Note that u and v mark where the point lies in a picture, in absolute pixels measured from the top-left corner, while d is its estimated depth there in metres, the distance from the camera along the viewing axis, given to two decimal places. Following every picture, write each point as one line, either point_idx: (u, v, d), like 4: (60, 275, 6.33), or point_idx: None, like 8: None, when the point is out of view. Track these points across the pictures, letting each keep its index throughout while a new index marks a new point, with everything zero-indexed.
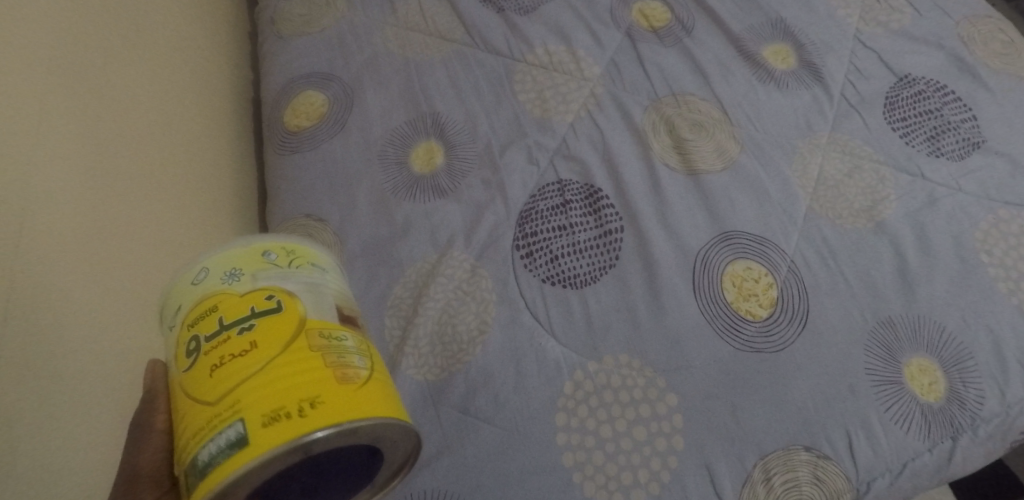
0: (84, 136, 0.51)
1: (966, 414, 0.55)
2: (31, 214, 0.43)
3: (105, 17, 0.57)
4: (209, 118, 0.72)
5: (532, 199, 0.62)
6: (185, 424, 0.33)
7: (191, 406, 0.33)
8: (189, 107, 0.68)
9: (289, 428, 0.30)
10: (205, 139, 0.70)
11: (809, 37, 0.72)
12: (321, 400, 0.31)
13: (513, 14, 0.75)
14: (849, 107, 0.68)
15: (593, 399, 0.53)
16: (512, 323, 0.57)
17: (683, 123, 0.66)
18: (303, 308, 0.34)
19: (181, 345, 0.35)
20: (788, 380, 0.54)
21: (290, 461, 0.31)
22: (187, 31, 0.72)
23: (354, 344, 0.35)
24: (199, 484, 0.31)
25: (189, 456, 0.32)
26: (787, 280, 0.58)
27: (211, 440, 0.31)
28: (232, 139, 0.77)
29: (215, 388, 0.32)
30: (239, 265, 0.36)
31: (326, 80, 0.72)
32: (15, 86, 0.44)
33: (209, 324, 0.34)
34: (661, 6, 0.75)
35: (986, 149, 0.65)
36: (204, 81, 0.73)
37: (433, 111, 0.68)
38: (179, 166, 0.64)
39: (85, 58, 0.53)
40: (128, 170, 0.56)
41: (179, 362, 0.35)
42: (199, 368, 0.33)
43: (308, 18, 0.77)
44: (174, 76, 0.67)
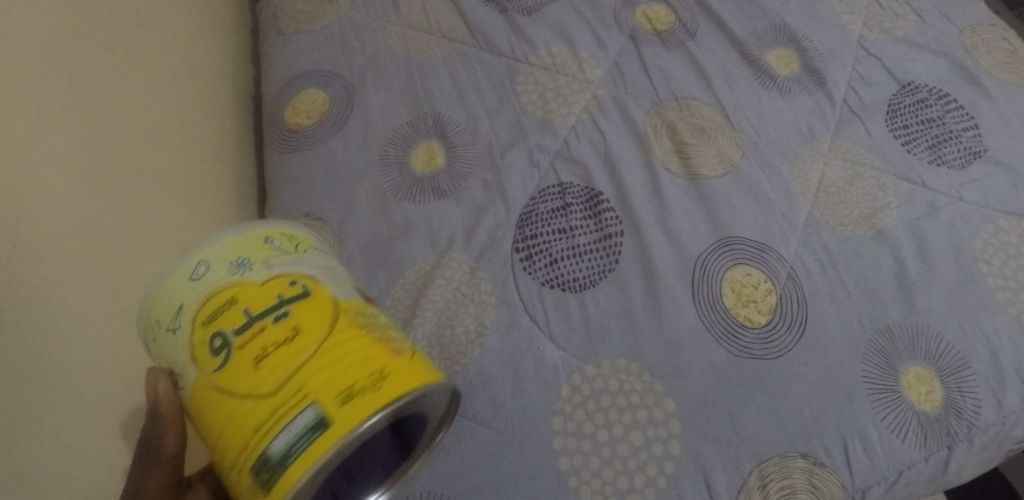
0: (89, 143, 0.51)
1: (962, 424, 0.55)
2: (37, 216, 0.44)
3: (109, 19, 0.57)
4: (211, 119, 0.72)
5: (532, 201, 0.62)
6: (236, 420, 0.36)
7: (240, 401, 0.36)
8: (191, 109, 0.68)
9: (365, 403, 0.35)
10: (208, 141, 0.70)
11: (812, 42, 0.72)
12: (384, 373, 0.36)
13: (516, 14, 0.74)
14: (851, 114, 0.68)
15: (590, 403, 0.53)
16: (510, 326, 0.57)
17: (685, 127, 0.66)
18: (331, 291, 0.39)
19: (202, 342, 0.37)
20: (785, 388, 0.54)
21: (363, 435, 0.36)
22: (186, 28, 0.71)
23: (381, 318, 0.40)
24: (281, 474, 0.34)
25: (257, 449, 0.35)
26: (786, 287, 0.58)
27: (286, 429, 0.35)
28: (234, 138, 0.77)
29: (271, 378, 0.35)
30: (247, 255, 0.39)
31: (328, 78, 0.72)
32: (25, 89, 0.45)
33: (237, 317, 0.37)
34: (665, 9, 0.75)
35: (987, 158, 0.65)
36: (204, 80, 0.73)
37: (435, 111, 0.68)
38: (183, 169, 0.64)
39: (84, 62, 0.52)
40: (135, 170, 0.56)
41: (207, 360, 0.37)
42: (238, 361, 0.36)
43: (310, 15, 0.77)
44: (174, 77, 0.66)
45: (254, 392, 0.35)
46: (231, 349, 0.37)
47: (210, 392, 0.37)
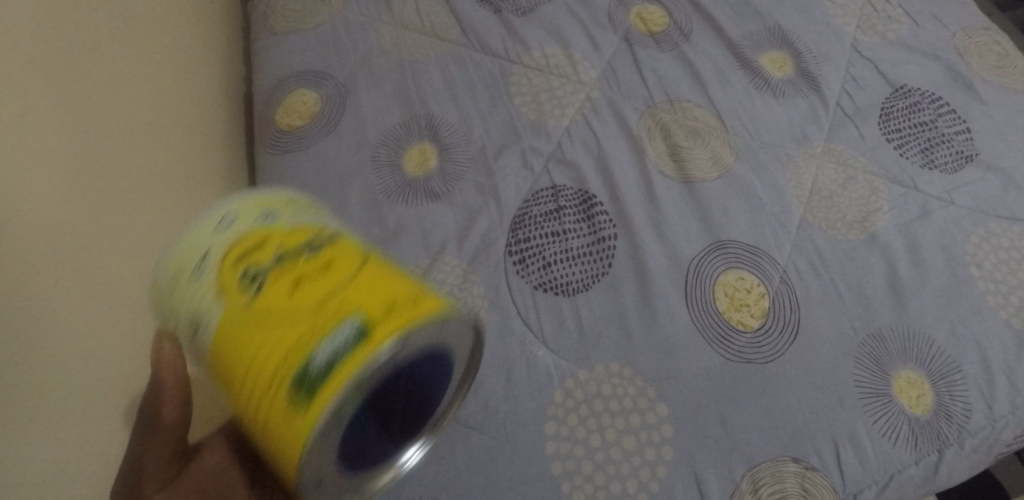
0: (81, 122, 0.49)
1: (953, 427, 0.55)
2: (36, 200, 0.42)
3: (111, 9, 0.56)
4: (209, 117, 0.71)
5: (525, 204, 0.62)
6: (271, 342, 0.34)
7: (276, 321, 0.35)
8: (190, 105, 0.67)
9: (409, 312, 0.35)
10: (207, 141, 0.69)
11: (806, 45, 0.72)
12: (422, 293, 0.36)
13: (510, 15, 0.74)
14: (844, 117, 0.68)
15: (583, 407, 0.53)
16: (503, 330, 0.57)
17: (679, 129, 0.66)
18: (357, 235, 0.40)
19: (230, 280, 0.37)
20: (777, 392, 0.54)
21: (406, 349, 0.35)
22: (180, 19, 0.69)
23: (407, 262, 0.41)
24: (327, 383, 0.33)
25: (297, 365, 0.34)
26: (778, 291, 0.58)
27: (328, 339, 0.33)
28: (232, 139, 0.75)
29: (307, 297, 0.35)
30: (272, 208, 0.40)
31: (320, 78, 0.71)
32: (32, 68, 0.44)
33: (269, 252, 0.37)
34: (659, 10, 0.75)
35: (979, 162, 0.65)
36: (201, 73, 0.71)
37: (428, 113, 0.68)
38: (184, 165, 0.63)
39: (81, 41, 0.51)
40: (135, 164, 0.55)
41: (236, 294, 0.36)
42: (271, 287, 0.35)
43: (303, 13, 0.76)
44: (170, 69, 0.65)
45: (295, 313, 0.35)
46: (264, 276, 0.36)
47: (240, 319, 0.35)
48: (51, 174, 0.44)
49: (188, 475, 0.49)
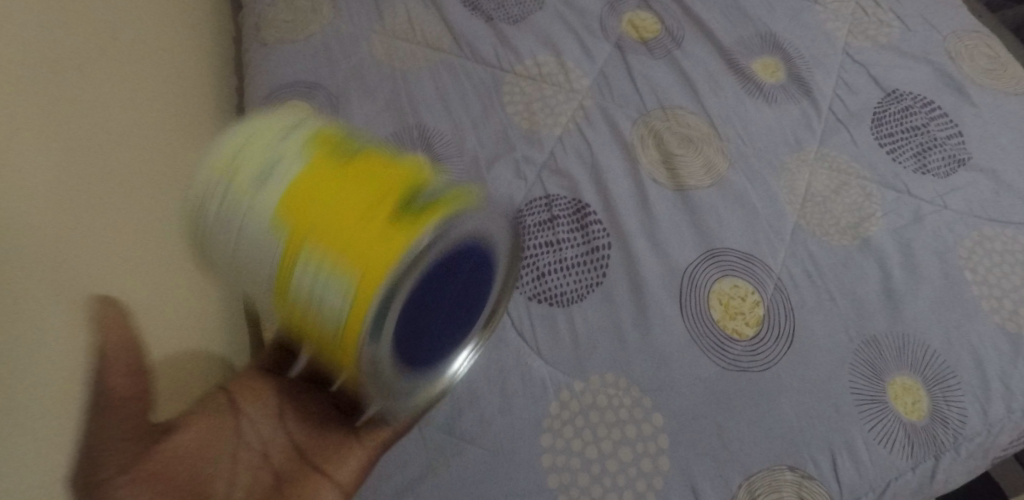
0: (70, 78, 0.50)
1: (949, 433, 0.55)
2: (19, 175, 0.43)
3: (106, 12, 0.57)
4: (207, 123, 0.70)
5: (519, 214, 0.62)
6: (373, 178, 0.39)
7: (373, 166, 0.40)
8: (188, 106, 0.67)
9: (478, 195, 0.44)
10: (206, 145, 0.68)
11: (798, 50, 0.72)
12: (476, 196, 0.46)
13: (502, 23, 0.74)
14: (837, 122, 0.68)
15: (578, 419, 0.53)
16: (498, 343, 0.56)
17: (671, 137, 0.66)
18: None
19: (322, 140, 0.42)
20: (772, 400, 0.54)
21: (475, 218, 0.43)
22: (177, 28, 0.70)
23: None
24: (427, 213, 0.39)
25: (399, 195, 0.39)
26: (773, 298, 0.58)
27: (425, 186, 0.40)
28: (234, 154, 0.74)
29: (400, 159, 0.42)
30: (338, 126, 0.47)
31: (311, 89, 0.71)
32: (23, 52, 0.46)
33: (355, 134, 0.44)
34: (651, 16, 0.75)
35: (971, 165, 0.65)
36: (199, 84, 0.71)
37: (420, 123, 0.68)
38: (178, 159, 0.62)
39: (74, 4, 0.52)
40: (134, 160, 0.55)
41: (328, 148, 0.41)
42: (364, 148, 0.42)
43: (293, 24, 0.76)
44: (168, 65, 0.65)
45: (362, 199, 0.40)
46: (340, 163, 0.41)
47: (329, 173, 0.39)
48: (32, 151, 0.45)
49: (158, 456, 0.47)
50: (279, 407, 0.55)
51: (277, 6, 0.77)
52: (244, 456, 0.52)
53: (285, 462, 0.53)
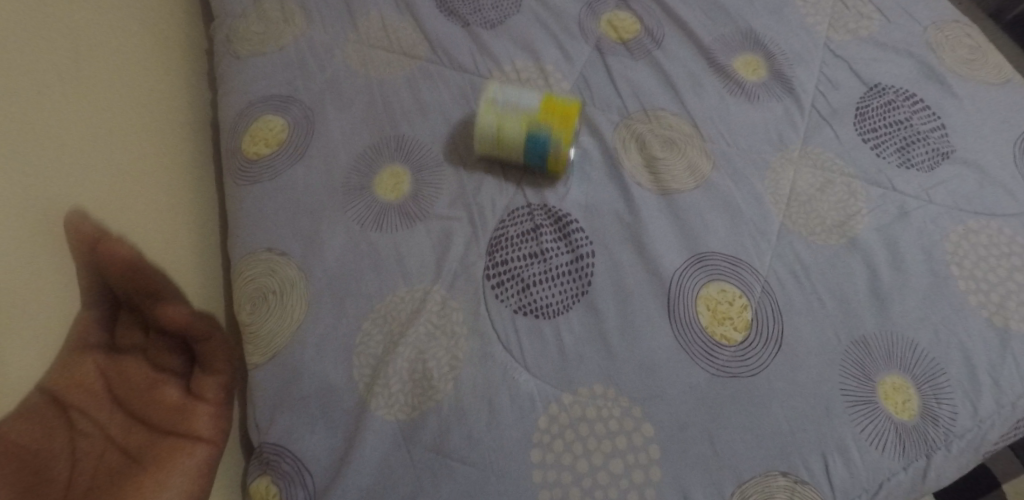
0: (50, 53, 0.57)
1: (940, 431, 0.55)
2: None
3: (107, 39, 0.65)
4: (152, 160, 0.66)
5: (502, 224, 0.62)
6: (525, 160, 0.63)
7: None
8: (126, 134, 0.64)
9: None
10: (113, 150, 0.62)
11: (779, 47, 0.71)
12: None
13: (479, 28, 0.73)
14: (820, 119, 0.67)
15: (568, 432, 0.54)
16: (484, 357, 0.56)
17: (654, 139, 0.65)
18: None
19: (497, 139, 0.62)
20: (763, 405, 0.54)
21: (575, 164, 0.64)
22: (151, 61, 0.71)
23: None
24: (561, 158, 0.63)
25: None
26: (760, 301, 0.58)
27: None
28: (162, 189, 0.67)
29: None
30: None
31: (286, 102, 0.70)
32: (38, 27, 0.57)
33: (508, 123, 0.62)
34: (630, 16, 0.74)
35: (955, 158, 0.65)
36: (159, 115, 0.69)
37: (398, 133, 0.67)
38: (45, 121, 0.55)
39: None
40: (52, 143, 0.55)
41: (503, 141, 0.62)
42: None
43: (266, 36, 0.74)
44: (132, 99, 0.66)
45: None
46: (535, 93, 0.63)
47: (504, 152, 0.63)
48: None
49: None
50: (107, 391, 0.55)
51: (249, 17, 0.76)
52: (83, 445, 0.52)
53: (129, 439, 0.54)
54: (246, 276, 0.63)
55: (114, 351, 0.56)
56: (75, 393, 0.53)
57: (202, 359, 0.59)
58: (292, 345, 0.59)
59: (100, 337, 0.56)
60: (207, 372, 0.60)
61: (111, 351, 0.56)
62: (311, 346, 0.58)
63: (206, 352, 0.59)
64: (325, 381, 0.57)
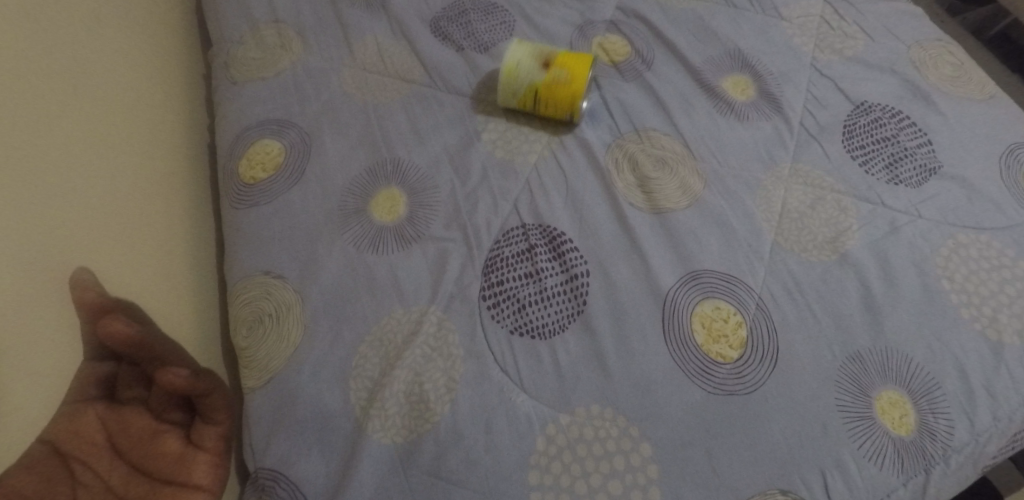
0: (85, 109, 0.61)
1: (937, 446, 0.55)
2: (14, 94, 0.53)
3: (131, 93, 0.69)
4: (163, 210, 0.68)
5: (497, 245, 0.62)
6: None
7: None
8: (142, 184, 0.66)
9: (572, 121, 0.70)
10: (130, 200, 0.64)
11: (767, 67, 0.72)
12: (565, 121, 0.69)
13: (473, 52, 0.74)
14: (808, 137, 0.68)
15: (566, 453, 0.54)
16: (480, 379, 0.57)
17: (646, 159, 0.66)
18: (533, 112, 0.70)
19: None
20: (760, 423, 0.54)
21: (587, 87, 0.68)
22: (162, 110, 0.73)
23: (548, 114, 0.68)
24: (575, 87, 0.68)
25: None
26: (755, 318, 0.58)
27: None
28: (169, 236, 0.68)
29: None
30: None
31: (282, 126, 0.70)
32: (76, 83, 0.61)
33: None
34: (621, 40, 0.75)
35: (943, 174, 0.65)
36: (171, 168, 0.72)
37: (394, 157, 0.67)
38: (47, 169, 0.55)
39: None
40: (79, 193, 0.58)
41: None
42: None
43: (263, 61, 0.75)
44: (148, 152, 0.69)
45: (521, 98, 0.68)
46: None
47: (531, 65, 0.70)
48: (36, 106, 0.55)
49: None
50: (109, 442, 0.54)
51: (246, 44, 0.77)
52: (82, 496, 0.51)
53: (128, 489, 0.53)
54: (242, 299, 0.63)
55: (116, 402, 0.55)
56: (79, 446, 0.52)
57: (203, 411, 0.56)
58: (288, 369, 0.59)
59: (102, 391, 0.55)
60: (208, 422, 0.57)
61: (113, 404, 0.55)
62: (308, 370, 0.58)
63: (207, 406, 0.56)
64: (323, 406, 0.57)
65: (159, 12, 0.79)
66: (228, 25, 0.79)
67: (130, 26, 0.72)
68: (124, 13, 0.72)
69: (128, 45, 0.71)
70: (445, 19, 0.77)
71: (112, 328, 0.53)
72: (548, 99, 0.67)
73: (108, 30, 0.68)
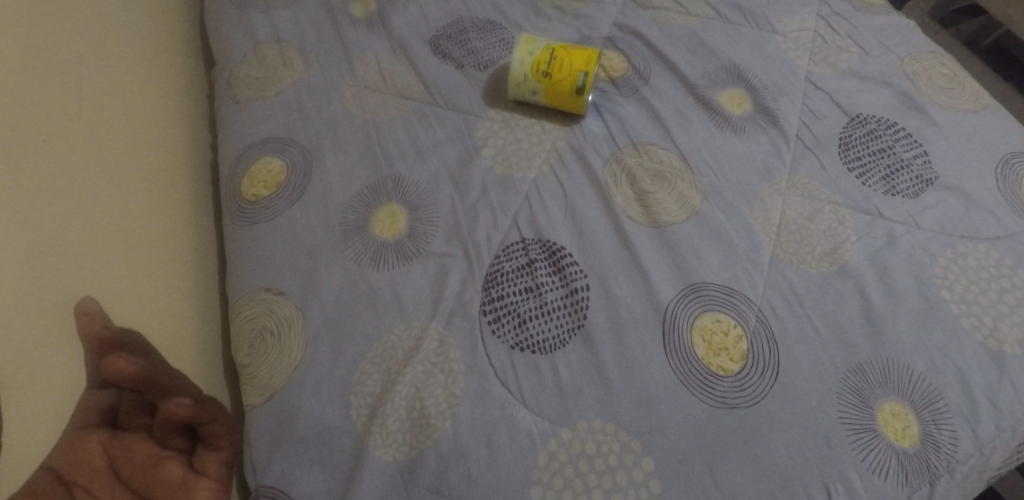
0: (107, 146, 0.64)
1: (941, 457, 0.54)
2: (38, 128, 0.56)
3: (148, 129, 0.71)
4: (175, 242, 0.70)
5: (497, 260, 0.62)
6: None
7: None
8: (154, 216, 0.68)
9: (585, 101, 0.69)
10: (143, 232, 0.65)
11: (762, 81, 0.73)
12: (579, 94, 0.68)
13: (472, 70, 0.75)
14: (805, 149, 0.68)
15: (568, 468, 0.54)
16: (482, 394, 0.57)
17: (644, 173, 0.67)
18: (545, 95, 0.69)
19: None
20: (763, 436, 0.54)
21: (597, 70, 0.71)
22: (178, 145, 0.76)
23: (564, 79, 0.68)
24: None
25: None
26: (755, 330, 0.58)
27: None
28: (180, 267, 0.70)
29: None
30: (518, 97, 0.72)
31: (284, 145, 0.71)
32: (98, 120, 0.64)
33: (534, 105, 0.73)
34: (618, 55, 0.76)
35: (939, 185, 0.66)
36: (185, 200, 0.74)
37: (394, 174, 0.68)
38: (58, 196, 0.56)
39: (26, 29, 0.57)
40: (95, 226, 0.60)
41: None
42: None
43: (265, 81, 0.76)
44: (163, 186, 0.71)
45: (537, 65, 0.69)
46: (540, 104, 0.71)
47: None
48: (61, 141, 0.58)
49: None
50: (111, 468, 0.52)
51: (249, 63, 0.78)
52: None
53: None
54: (244, 317, 0.63)
55: (119, 428, 0.53)
56: (81, 473, 0.51)
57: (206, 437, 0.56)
58: (289, 386, 0.59)
59: (106, 417, 0.53)
60: (211, 448, 0.56)
61: (116, 430, 0.53)
62: (309, 386, 0.58)
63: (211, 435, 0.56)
64: (324, 423, 0.57)
65: (163, 37, 0.80)
66: (231, 45, 0.80)
67: (136, 52, 0.73)
68: (128, 38, 0.72)
69: (131, 70, 0.71)
70: (444, 37, 0.78)
71: (114, 366, 0.50)
72: (564, 52, 0.69)
73: (111, 56, 0.68)
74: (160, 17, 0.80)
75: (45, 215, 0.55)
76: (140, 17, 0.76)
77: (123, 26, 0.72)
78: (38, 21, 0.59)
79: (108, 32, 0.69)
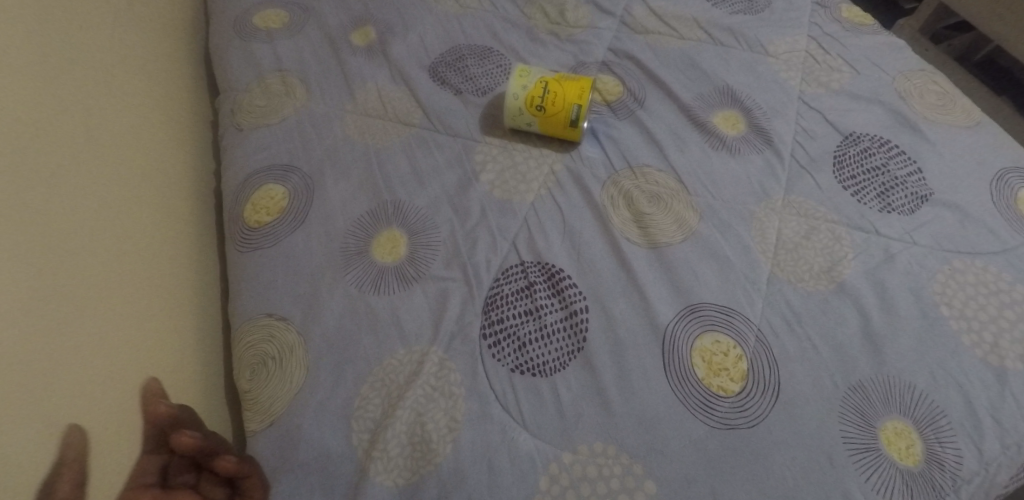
0: (125, 188, 0.66)
1: (947, 476, 0.54)
2: (61, 171, 0.59)
3: (164, 172, 0.73)
4: (185, 282, 0.71)
5: (496, 283, 0.63)
6: None
7: None
8: (167, 258, 0.69)
9: (580, 132, 0.70)
10: (156, 273, 0.67)
11: (756, 102, 0.74)
12: (575, 126, 0.69)
13: (470, 95, 0.76)
14: (800, 168, 0.69)
15: (569, 492, 0.54)
16: (482, 418, 0.57)
17: (641, 195, 0.67)
18: (541, 126, 0.70)
19: None
20: (765, 457, 0.54)
21: None
22: (190, 185, 0.77)
23: (560, 112, 0.69)
24: None
25: None
26: (755, 350, 0.58)
27: None
28: (191, 308, 0.71)
29: None
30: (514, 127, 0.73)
31: (286, 172, 0.72)
32: (117, 165, 0.66)
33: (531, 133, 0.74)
34: (613, 80, 0.77)
35: (935, 201, 0.66)
36: (197, 242, 0.75)
37: (395, 199, 0.69)
38: (76, 239, 0.58)
39: (49, 74, 0.61)
40: (108, 268, 0.61)
41: None
42: None
43: (268, 109, 0.77)
44: (175, 228, 0.72)
45: (532, 97, 0.69)
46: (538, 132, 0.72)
47: None
48: (81, 184, 0.61)
49: None
50: None
51: (252, 92, 0.79)
52: None
53: None
54: (245, 344, 0.63)
55: None
56: None
57: (241, 490, 0.56)
58: (291, 412, 0.59)
59: (157, 477, 0.55)
60: None
61: (167, 489, 0.54)
62: (310, 412, 0.58)
63: (247, 489, 0.56)
64: (325, 450, 0.57)
65: (173, 76, 0.82)
66: (234, 74, 0.81)
67: (152, 97, 0.76)
68: (126, 76, 0.72)
69: (138, 109, 0.72)
70: (443, 65, 0.79)
71: (179, 439, 0.53)
72: (558, 85, 0.69)
73: (112, 97, 0.68)
74: (155, 47, 0.80)
75: (64, 257, 0.56)
76: (136, 51, 0.75)
77: (130, 67, 0.73)
78: (32, 66, 0.59)
79: (111, 73, 0.70)
